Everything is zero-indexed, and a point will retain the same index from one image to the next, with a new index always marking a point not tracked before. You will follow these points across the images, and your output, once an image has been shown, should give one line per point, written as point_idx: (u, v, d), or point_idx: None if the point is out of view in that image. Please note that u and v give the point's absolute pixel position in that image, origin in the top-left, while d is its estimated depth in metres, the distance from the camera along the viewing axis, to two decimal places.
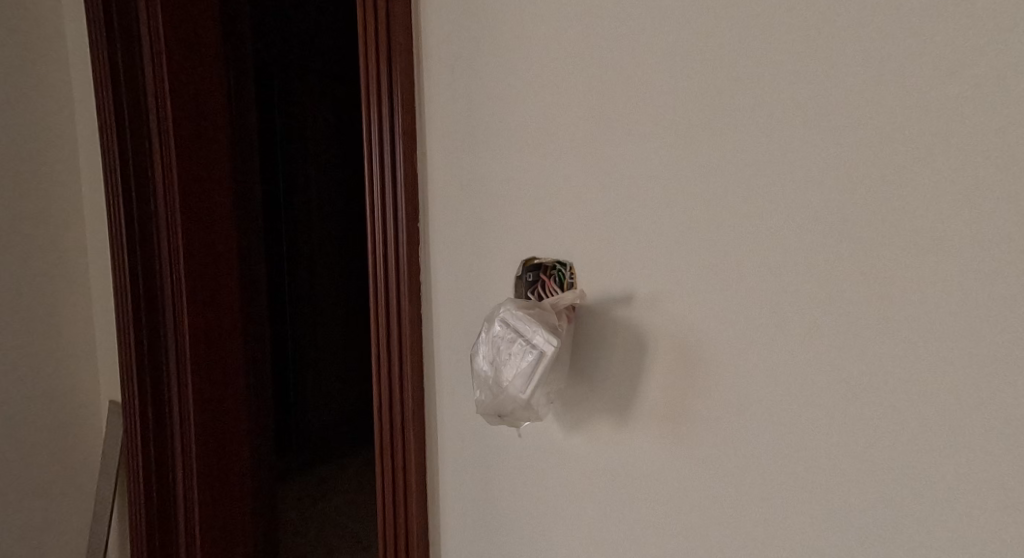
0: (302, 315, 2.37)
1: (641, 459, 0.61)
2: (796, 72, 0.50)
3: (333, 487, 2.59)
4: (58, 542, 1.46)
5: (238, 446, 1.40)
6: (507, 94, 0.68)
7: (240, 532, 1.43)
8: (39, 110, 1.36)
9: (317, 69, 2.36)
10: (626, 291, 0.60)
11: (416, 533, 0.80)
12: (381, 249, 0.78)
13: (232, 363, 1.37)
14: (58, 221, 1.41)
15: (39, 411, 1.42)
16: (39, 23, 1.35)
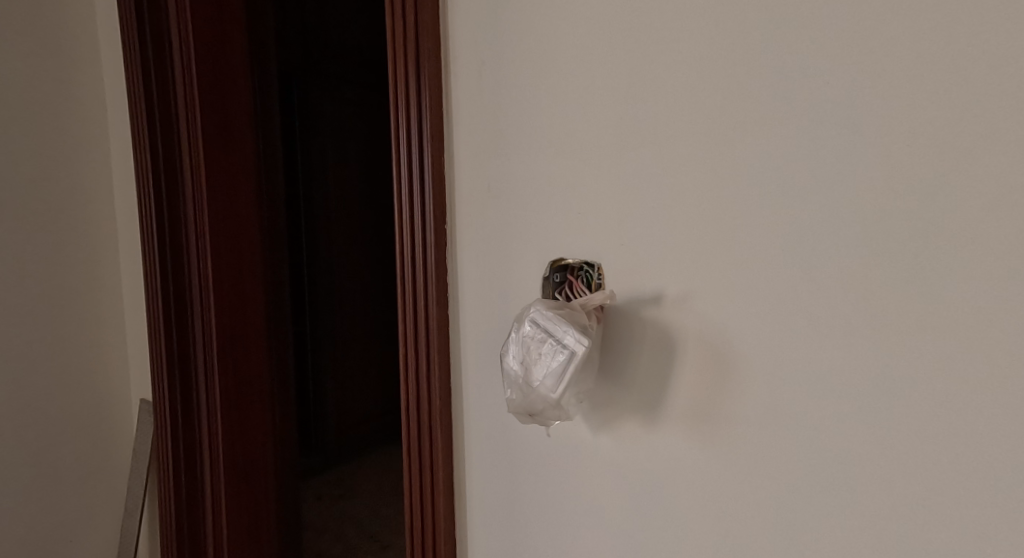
0: (324, 316, 2.40)
1: (671, 459, 0.61)
2: (832, 72, 0.50)
3: (353, 488, 2.61)
4: (90, 538, 1.50)
5: (262, 444, 1.43)
6: (535, 97, 0.68)
7: (265, 530, 1.45)
8: (74, 118, 1.41)
9: (340, 73, 2.39)
10: (656, 291, 0.60)
11: (444, 531, 0.81)
12: (409, 251, 0.79)
13: (257, 363, 1.40)
14: (91, 225, 1.45)
15: (73, 408, 1.46)
16: (74, 33, 1.39)
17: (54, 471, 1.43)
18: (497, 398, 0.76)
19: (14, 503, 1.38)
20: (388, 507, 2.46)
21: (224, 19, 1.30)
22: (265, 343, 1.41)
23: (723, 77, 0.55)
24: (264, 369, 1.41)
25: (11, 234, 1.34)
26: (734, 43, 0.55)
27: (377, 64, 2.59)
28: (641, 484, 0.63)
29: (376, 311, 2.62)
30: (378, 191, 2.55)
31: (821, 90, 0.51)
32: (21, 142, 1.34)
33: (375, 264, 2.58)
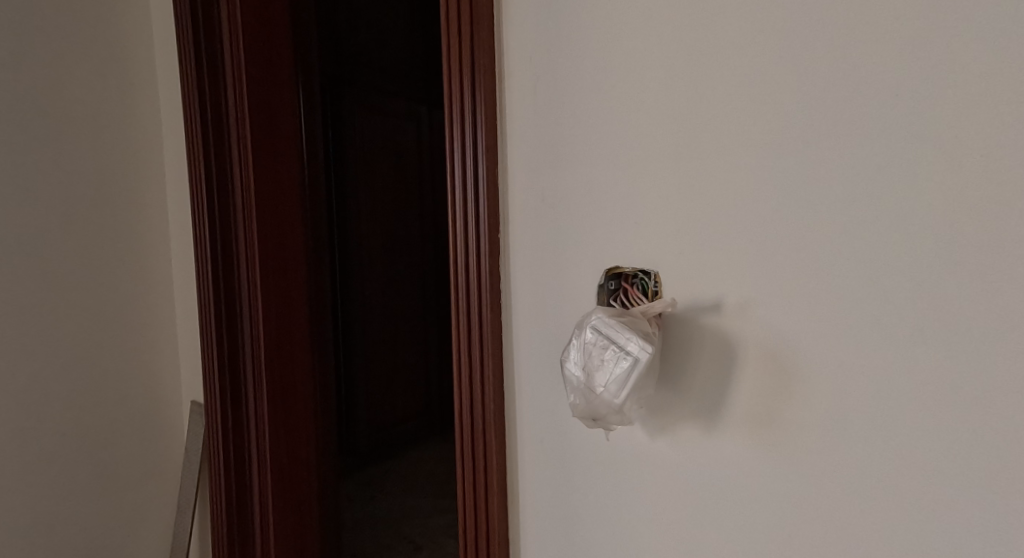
0: (357, 319, 2.45)
1: (730, 463, 0.62)
2: (900, 83, 0.51)
3: (383, 489, 2.63)
4: (141, 536, 1.56)
5: (305, 442, 1.47)
6: (589, 110, 0.70)
7: (308, 526, 1.50)
8: (130, 133, 1.48)
9: (369, 84, 2.46)
10: (716, 299, 0.61)
11: (498, 532, 0.82)
12: (463, 258, 0.81)
13: (300, 362, 1.44)
14: (146, 235, 1.52)
15: (130, 410, 1.52)
16: (132, 57, 1.48)
17: (112, 471, 1.50)
18: (552, 404, 0.77)
19: (75, 501, 1.45)
20: (420, 509, 2.48)
21: (272, 40, 1.37)
22: (308, 347, 1.46)
23: (783, 88, 0.56)
24: (308, 368, 1.46)
25: (74, 242, 1.41)
26: (795, 57, 0.56)
27: (408, 75, 2.66)
28: (698, 489, 0.64)
29: (405, 315, 2.68)
30: (404, 199, 2.62)
31: (886, 100, 0.51)
32: (84, 159, 1.42)
33: (403, 269, 2.64)
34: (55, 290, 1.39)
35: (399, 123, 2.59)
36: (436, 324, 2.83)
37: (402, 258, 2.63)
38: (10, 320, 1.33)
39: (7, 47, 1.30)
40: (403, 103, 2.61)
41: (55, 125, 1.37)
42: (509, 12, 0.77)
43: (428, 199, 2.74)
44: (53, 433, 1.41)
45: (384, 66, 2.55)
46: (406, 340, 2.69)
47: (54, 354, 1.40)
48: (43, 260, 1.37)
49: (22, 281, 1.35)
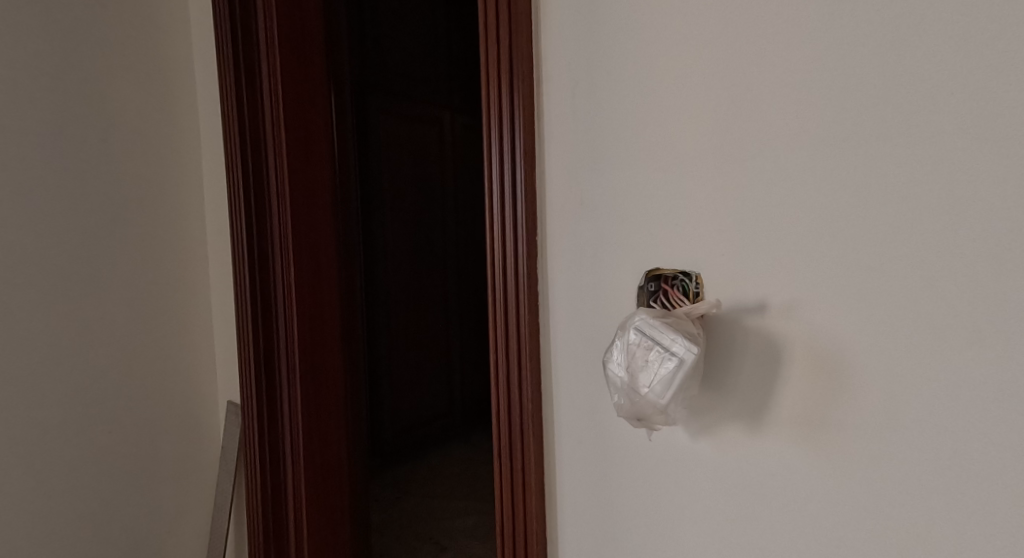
0: (383, 320, 2.48)
1: (776, 464, 0.62)
2: (953, 83, 0.50)
3: (408, 490, 2.64)
4: (182, 533, 1.59)
5: (337, 440, 1.50)
6: (628, 114, 0.71)
7: (340, 524, 1.52)
8: (172, 140, 1.53)
9: (396, 89, 2.49)
10: (760, 300, 0.61)
11: (536, 531, 0.83)
12: (500, 260, 0.82)
13: (332, 361, 1.47)
14: (185, 238, 1.56)
15: (174, 409, 1.56)
16: (173, 68, 1.53)
17: (153, 469, 1.53)
18: (592, 405, 0.78)
19: (122, 499, 1.48)
20: (444, 510, 2.48)
21: (306, 50, 1.41)
22: (340, 348, 1.49)
23: (829, 90, 0.56)
24: (339, 368, 1.49)
25: (121, 245, 1.45)
26: (845, 59, 0.55)
27: (435, 80, 2.69)
28: (741, 489, 0.64)
29: (430, 317, 2.70)
30: (428, 202, 2.64)
31: (939, 100, 0.51)
32: (131, 165, 1.46)
33: (426, 271, 2.66)
34: (104, 291, 1.43)
35: (425, 127, 2.62)
36: (458, 326, 2.84)
37: (427, 260, 2.66)
38: (63, 320, 1.37)
39: (61, 57, 1.35)
40: (429, 107, 2.64)
41: (103, 132, 1.41)
42: (548, 19, 0.78)
43: (451, 202, 2.75)
44: (103, 432, 1.44)
45: (412, 72, 2.59)
46: (430, 342, 2.71)
47: (104, 354, 1.43)
48: (92, 262, 1.41)
49: (75, 282, 1.38)
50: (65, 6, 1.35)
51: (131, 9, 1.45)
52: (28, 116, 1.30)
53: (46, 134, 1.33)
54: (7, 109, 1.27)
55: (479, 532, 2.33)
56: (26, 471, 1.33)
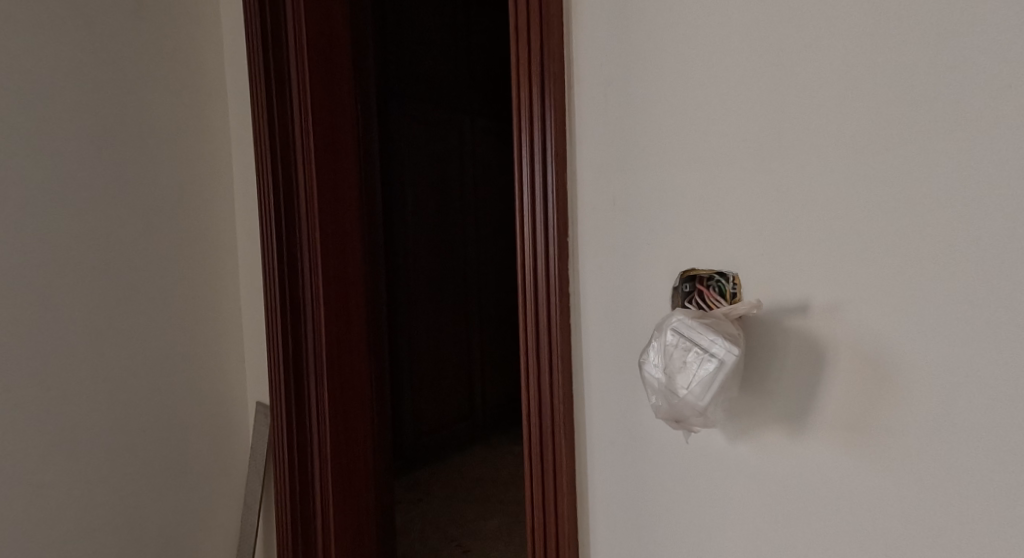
0: (405, 322, 2.50)
1: (819, 469, 0.61)
2: (1012, 75, 0.49)
3: (430, 492, 2.65)
4: (213, 532, 1.61)
5: (363, 441, 1.51)
6: (661, 113, 0.70)
7: (366, 524, 1.53)
8: (203, 145, 1.55)
9: (418, 94, 2.51)
10: (802, 301, 0.60)
11: (567, 533, 0.82)
12: (530, 260, 0.82)
13: (359, 362, 1.49)
14: (216, 241, 1.58)
15: (206, 409, 1.58)
16: (205, 74, 1.55)
17: (185, 468, 1.55)
18: (626, 406, 0.77)
19: (155, 497, 1.50)
20: (465, 512, 2.48)
21: (333, 57, 1.43)
22: (366, 350, 1.50)
23: (873, 85, 0.55)
24: (365, 370, 1.50)
25: (155, 247, 1.48)
26: (892, 52, 0.54)
27: (458, 85, 2.70)
28: (781, 492, 0.63)
29: (451, 320, 2.71)
30: (449, 206, 2.65)
31: (1002, 91, 0.49)
32: (165, 168, 1.49)
33: (447, 274, 2.67)
34: (139, 292, 1.46)
35: (446, 130, 2.64)
36: (479, 329, 2.85)
37: (449, 264, 2.67)
38: (100, 320, 1.40)
39: (98, 63, 1.38)
40: (450, 112, 2.66)
41: (139, 136, 1.44)
42: (579, 20, 0.78)
43: (471, 206, 2.76)
44: (137, 430, 1.47)
45: (435, 77, 2.60)
46: (451, 345, 2.72)
47: (138, 353, 1.46)
48: (128, 264, 1.44)
49: (110, 283, 1.41)
50: (101, 13, 1.38)
51: (165, 16, 1.48)
52: (66, 121, 1.34)
53: (84, 139, 1.36)
54: (47, 114, 1.31)
55: (501, 534, 2.32)
56: (62, 466, 1.35)
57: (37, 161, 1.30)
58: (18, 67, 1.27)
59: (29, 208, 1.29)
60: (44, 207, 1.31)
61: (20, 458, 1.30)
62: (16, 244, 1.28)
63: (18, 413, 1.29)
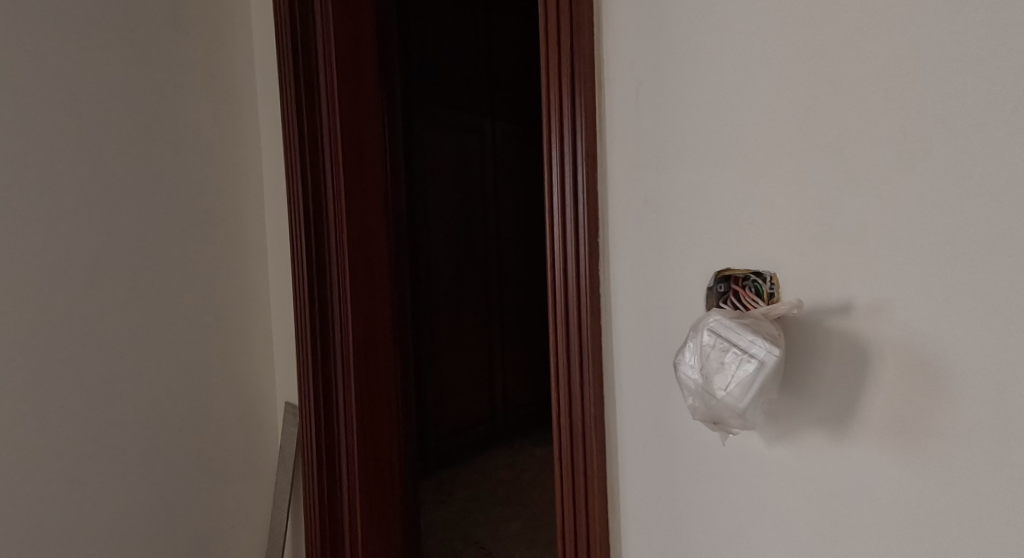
0: (427, 323, 2.50)
1: (863, 473, 0.59)
2: None
3: (452, 494, 2.65)
4: (243, 530, 1.63)
5: (389, 443, 1.52)
6: (695, 112, 0.70)
7: (392, 525, 1.54)
8: (234, 149, 1.57)
9: (441, 97, 2.52)
10: (845, 301, 0.59)
11: (599, 536, 0.81)
12: (560, 261, 0.82)
13: (384, 364, 1.50)
14: (245, 243, 1.60)
15: (237, 409, 1.60)
16: (235, 79, 1.57)
17: (216, 466, 1.57)
18: (659, 408, 0.76)
19: (187, 495, 1.52)
20: (489, 514, 2.48)
21: (360, 61, 1.44)
22: (392, 351, 1.51)
23: (917, 81, 0.54)
24: (391, 372, 1.51)
25: (188, 249, 1.50)
26: (943, 48, 0.53)
27: (482, 88, 2.71)
28: (823, 496, 0.62)
29: (473, 322, 2.71)
30: (471, 208, 2.65)
31: None
32: (197, 172, 1.51)
33: (470, 277, 2.67)
34: (173, 294, 1.48)
35: (469, 133, 2.65)
36: (500, 331, 2.84)
37: (472, 266, 2.67)
38: (136, 320, 1.43)
39: (134, 70, 1.41)
40: (474, 115, 2.67)
41: (172, 141, 1.47)
42: (609, 19, 0.77)
43: (493, 208, 2.76)
44: (171, 429, 1.49)
45: (460, 80, 2.61)
46: (474, 347, 2.73)
47: (171, 354, 1.49)
48: (162, 265, 1.46)
49: (146, 284, 1.44)
50: (137, 21, 1.41)
51: (198, 24, 1.50)
52: (104, 129, 1.37)
53: (120, 144, 1.39)
54: (85, 120, 1.35)
55: (524, 536, 2.31)
56: (99, 463, 1.39)
57: (75, 169, 1.33)
58: (59, 74, 1.31)
59: (69, 211, 1.33)
60: (82, 212, 1.34)
61: (59, 454, 1.33)
62: (57, 247, 1.32)
63: (58, 411, 1.32)
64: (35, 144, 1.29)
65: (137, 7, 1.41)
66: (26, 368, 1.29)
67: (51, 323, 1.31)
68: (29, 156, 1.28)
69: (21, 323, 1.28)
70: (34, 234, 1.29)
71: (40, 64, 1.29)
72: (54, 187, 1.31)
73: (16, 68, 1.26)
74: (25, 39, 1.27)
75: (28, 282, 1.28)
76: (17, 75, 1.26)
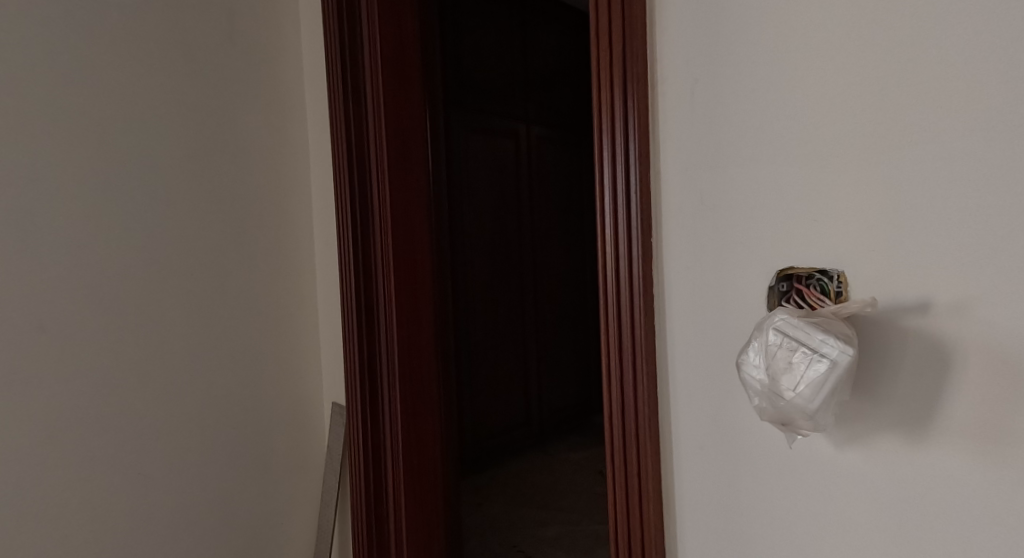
0: (463, 326, 2.51)
1: (942, 479, 0.57)
2: None
3: (489, 497, 2.65)
4: (292, 528, 1.65)
5: (432, 445, 1.53)
6: (756, 110, 0.68)
7: (435, 527, 1.54)
8: (284, 154, 1.61)
9: (479, 103, 2.53)
10: (922, 298, 0.57)
11: (653, 539, 0.80)
12: (612, 261, 0.81)
13: (428, 367, 1.51)
14: (294, 246, 1.63)
15: (288, 408, 1.64)
16: (286, 87, 1.61)
17: (267, 464, 1.60)
18: (719, 410, 0.74)
19: (241, 491, 1.56)
20: (525, 517, 2.47)
21: (405, 67, 1.46)
22: (435, 354, 1.52)
23: (993, 73, 0.52)
24: (433, 374, 1.52)
25: (241, 252, 1.54)
26: None
27: (519, 91, 2.72)
28: (899, 501, 0.60)
29: (510, 325, 2.71)
30: (507, 211, 2.65)
31: None
32: (250, 178, 1.55)
33: (506, 280, 2.67)
34: (227, 295, 1.52)
35: (506, 137, 2.65)
36: (535, 334, 2.84)
37: (509, 269, 2.67)
38: (193, 321, 1.47)
39: (191, 78, 1.46)
40: (511, 118, 2.67)
41: (226, 147, 1.51)
42: (662, 19, 0.76)
43: (529, 212, 2.75)
44: (225, 426, 1.53)
45: (497, 85, 2.62)
46: (512, 350, 2.73)
47: (225, 354, 1.53)
48: (217, 268, 1.51)
49: (203, 286, 1.49)
50: (195, 33, 1.46)
51: (251, 35, 1.54)
52: (163, 137, 1.42)
53: (178, 151, 1.44)
54: (146, 129, 1.40)
55: (561, 540, 2.30)
56: (159, 459, 1.43)
57: (136, 175, 1.39)
58: (122, 85, 1.37)
59: (130, 216, 1.38)
60: (142, 217, 1.40)
61: (122, 450, 1.38)
62: (118, 251, 1.37)
63: (120, 408, 1.38)
64: (101, 153, 1.35)
65: (192, 20, 1.46)
66: (92, 367, 1.34)
67: (113, 324, 1.37)
68: (91, 164, 1.33)
69: (85, 324, 1.33)
70: (96, 240, 1.34)
71: (104, 76, 1.35)
72: (116, 194, 1.37)
73: (84, 81, 1.32)
74: (93, 54, 1.33)
75: (92, 284, 1.34)
76: (82, 87, 1.32)
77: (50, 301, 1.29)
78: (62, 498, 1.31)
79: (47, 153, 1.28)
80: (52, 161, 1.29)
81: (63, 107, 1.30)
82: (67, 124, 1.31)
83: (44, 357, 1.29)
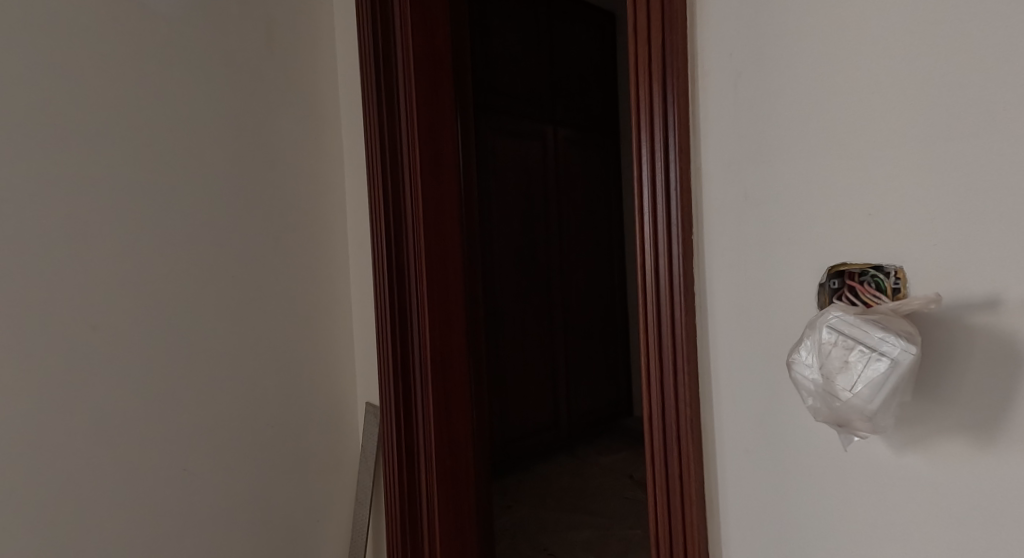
0: (492, 327, 2.50)
1: (1013, 483, 0.55)
2: None
3: (519, 499, 2.64)
4: (327, 526, 1.66)
5: (465, 446, 1.52)
6: (803, 103, 0.66)
7: (468, 528, 1.54)
8: (319, 156, 1.62)
9: (508, 104, 2.52)
10: (992, 295, 0.54)
11: (696, 543, 0.78)
12: (652, 259, 0.79)
13: (460, 367, 1.51)
14: (328, 246, 1.64)
15: (324, 407, 1.65)
16: (321, 90, 1.62)
17: (302, 463, 1.62)
18: (767, 411, 0.72)
19: (278, 489, 1.58)
20: (555, 519, 2.45)
21: (437, 67, 1.46)
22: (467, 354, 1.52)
23: None
24: (466, 375, 1.52)
25: (279, 253, 1.56)
26: None
27: (547, 92, 2.70)
28: (963, 506, 0.57)
29: (539, 326, 2.69)
30: (536, 212, 2.64)
31: None
32: (287, 179, 1.57)
33: (535, 281, 2.65)
34: (266, 295, 1.54)
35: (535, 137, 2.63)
36: (564, 335, 2.81)
37: (538, 270, 2.66)
38: (233, 321, 1.49)
39: (231, 83, 1.48)
40: (539, 119, 2.66)
41: (265, 149, 1.53)
42: (703, 13, 0.75)
43: (557, 213, 2.74)
44: (264, 425, 1.55)
45: (526, 86, 2.61)
46: (541, 352, 2.71)
47: (264, 353, 1.54)
48: (256, 268, 1.52)
49: (243, 286, 1.51)
50: (234, 37, 1.48)
51: (287, 40, 1.56)
52: (204, 140, 1.45)
53: (218, 154, 1.47)
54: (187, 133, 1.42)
55: (592, 542, 2.28)
56: (200, 457, 1.45)
57: (178, 178, 1.41)
58: (164, 91, 1.40)
59: (173, 219, 1.41)
60: (184, 220, 1.42)
61: (165, 448, 1.41)
62: (162, 253, 1.40)
63: (164, 407, 1.40)
64: (145, 157, 1.37)
65: (231, 26, 1.48)
66: (137, 366, 1.37)
67: (157, 324, 1.39)
68: (135, 169, 1.36)
69: (131, 324, 1.36)
70: (140, 241, 1.37)
71: (148, 82, 1.37)
72: (159, 197, 1.39)
73: (129, 87, 1.35)
74: (138, 60, 1.36)
75: (136, 285, 1.37)
76: (127, 93, 1.35)
77: (96, 301, 1.32)
78: (103, 496, 1.33)
79: (94, 158, 1.31)
80: (99, 165, 1.32)
81: (109, 113, 1.33)
82: (113, 130, 1.34)
83: (91, 357, 1.32)
